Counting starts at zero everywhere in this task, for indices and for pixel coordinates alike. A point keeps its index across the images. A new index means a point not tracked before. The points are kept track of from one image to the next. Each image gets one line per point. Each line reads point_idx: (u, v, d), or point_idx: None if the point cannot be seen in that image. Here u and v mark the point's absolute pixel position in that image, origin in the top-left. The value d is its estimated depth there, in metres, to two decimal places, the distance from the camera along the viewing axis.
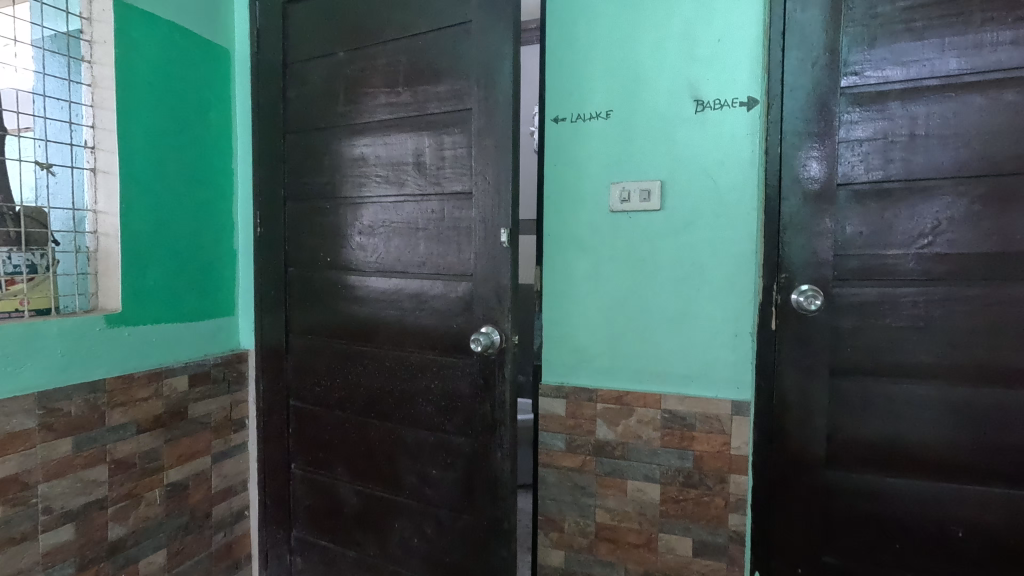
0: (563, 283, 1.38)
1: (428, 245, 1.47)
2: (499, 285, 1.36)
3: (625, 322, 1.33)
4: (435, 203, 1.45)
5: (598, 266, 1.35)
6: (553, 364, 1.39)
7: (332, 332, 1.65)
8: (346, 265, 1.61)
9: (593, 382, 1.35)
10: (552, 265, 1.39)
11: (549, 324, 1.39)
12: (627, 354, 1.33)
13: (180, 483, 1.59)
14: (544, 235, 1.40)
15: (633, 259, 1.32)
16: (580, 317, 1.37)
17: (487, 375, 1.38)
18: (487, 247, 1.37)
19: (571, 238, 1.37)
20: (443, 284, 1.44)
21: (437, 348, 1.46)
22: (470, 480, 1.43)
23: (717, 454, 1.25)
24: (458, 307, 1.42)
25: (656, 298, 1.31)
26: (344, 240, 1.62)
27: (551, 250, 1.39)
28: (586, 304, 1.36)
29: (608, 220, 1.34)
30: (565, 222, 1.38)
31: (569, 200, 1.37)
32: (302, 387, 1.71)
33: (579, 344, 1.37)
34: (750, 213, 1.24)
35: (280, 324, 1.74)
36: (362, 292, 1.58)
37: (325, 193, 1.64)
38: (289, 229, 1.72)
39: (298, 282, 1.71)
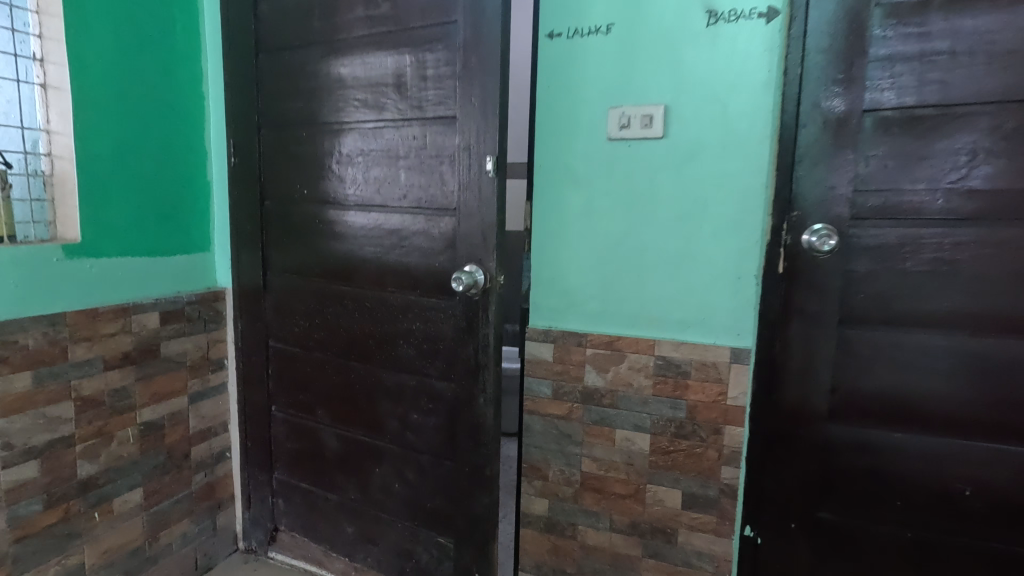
0: (554, 220, 1.27)
1: (410, 176, 1.35)
2: (485, 220, 1.25)
3: (618, 262, 1.23)
4: (417, 129, 1.32)
5: (592, 200, 1.23)
6: (540, 306, 1.29)
7: (310, 270, 1.56)
8: (324, 198, 1.51)
9: (582, 327, 1.26)
10: (541, 200, 1.28)
11: (538, 264, 1.29)
12: (619, 298, 1.23)
13: (155, 423, 1.54)
14: (535, 167, 1.28)
15: (629, 193, 1.20)
16: (570, 257, 1.26)
17: (470, 318, 1.29)
18: (472, 179, 1.25)
19: (563, 170, 1.25)
20: (425, 219, 1.34)
21: (418, 288, 1.36)
22: (452, 425, 1.36)
23: (712, 404, 1.16)
24: (441, 244, 1.32)
25: (654, 236, 1.19)
26: (321, 171, 1.50)
27: (541, 184, 1.27)
28: (577, 243, 1.26)
29: (604, 150, 1.21)
30: (557, 152, 1.25)
31: (562, 128, 1.25)
32: (281, 328, 1.64)
33: (568, 286, 1.27)
34: (762, 142, 1.10)
35: (258, 261, 1.65)
36: (341, 227, 1.48)
37: (301, 120, 1.52)
38: (263, 159, 1.60)
39: (275, 217, 1.61)
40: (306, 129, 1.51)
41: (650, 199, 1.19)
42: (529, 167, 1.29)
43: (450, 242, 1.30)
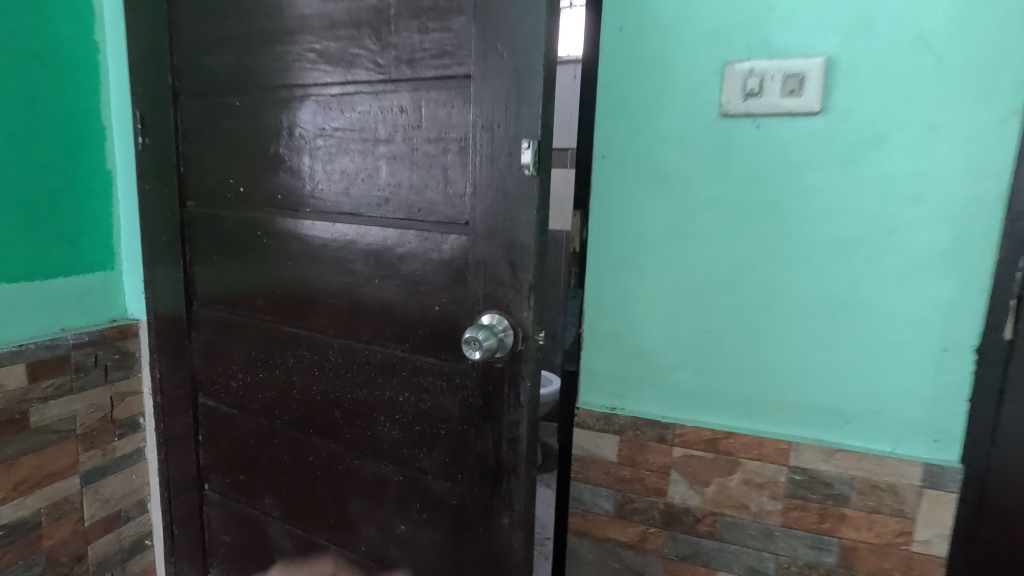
0: (624, 243, 0.80)
1: (395, 171, 0.86)
2: (514, 245, 0.77)
3: (726, 315, 0.76)
4: (408, 97, 0.84)
5: (688, 215, 0.76)
6: (596, 376, 0.84)
7: (251, 302, 1.08)
8: (267, 199, 1.02)
9: (663, 414, 0.80)
10: (600, 211, 0.81)
11: (597, 311, 0.83)
12: (727, 372, 0.77)
13: (24, 523, 1.07)
14: (591, 158, 0.80)
15: (752, 204, 0.73)
16: (647, 305, 0.80)
17: (488, 396, 0.82)
18: (496, 180, 0.77)
19: (637, 165, 0.78)
20: (417, 238, 0.86)
21: (407, 341, 0.89)
22: (457, 549, 0.90)
23: (881, 548, 0.72)
24: (442, 278, 0.84)
25: (793, 274, 0.73)
26: (262, 158, 1.01)
27: (601, 187, 0.80)
28: (657, 282, 0.79)
29: (711, 133, 0.73)
30: (630, 135, 0.78)
31: (639, 96, 0.76)
32: (212, 379, 1.16)
33: (641, 349, 0.81)
34: (1004, 121, 0.63)
35: (179, 285, 1.17)
36: (294, 243, 1.00)
37: (231, 82, 1.02)
38: (184, 140, 1.11)
39: (202, 224, 1.12)
40: (239, 96, 1.02)
41: (790, 213, 0.72)
42: (580, 158, 0.82)
43: (458, 276, 0.83)
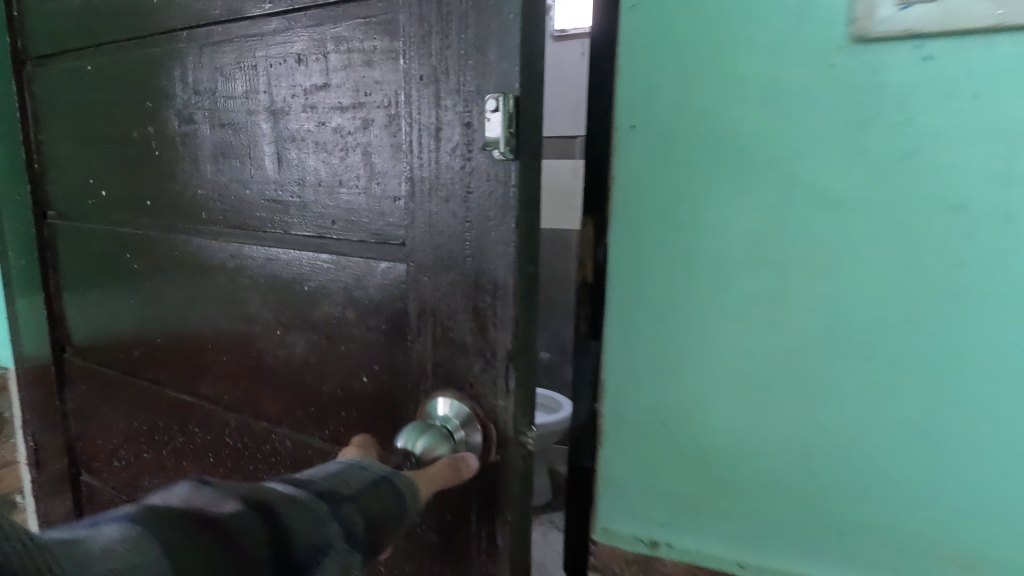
0: (675, 271, 0.52)
1: (294, 160, 0.54)
2: (478, 284, 0.44)
3: (840, 402, 0.49)
4: (304, 38, 0.51)
5: (781, 227, 0.48)
6: (626, 481, 0.58)
7: (126, 355, 0.77)
8: (132, 206, 0.70)
9: (732, 543, 0.54)
10: (633, 235, 0.53)
11: (634, 371, 0.56)
12: (838, 488, 0.50)
13: None
14: (613, 128, 0.53)
15: (894, 210, 0.45)
16: (706, 381, 0.53)
17: (447, 532, 0.50)
18: (445, 170, 0.44)
19: (693, 160, 0.50)
20: (330, 267, 0.53)
21: (327, 428, 0.57)
22: None
23: None
24: (369, 333, 0.52)
25: (959, 342, 0.45)
26: (122, 147, 0.69)
27: (634, 196, 0.53)
28: (725, 345, 0.52)
29: (823, 104, 0.46)
30: (681, 113, 0.50)
31: (697, 47, 0.49)
32: (90, 453, 0.86)
33: (700, 447, 0.54)
34: None
35: (44, 323, 0.86)
36: (169, 273, 0.68)
37: (79, 42, 0.71)
38: (33, 125, 0.80)
39: (62, 243, 0.80)
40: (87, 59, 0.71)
41: (963, 242, 0.43)
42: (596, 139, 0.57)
43: (391, 334, 0.50)
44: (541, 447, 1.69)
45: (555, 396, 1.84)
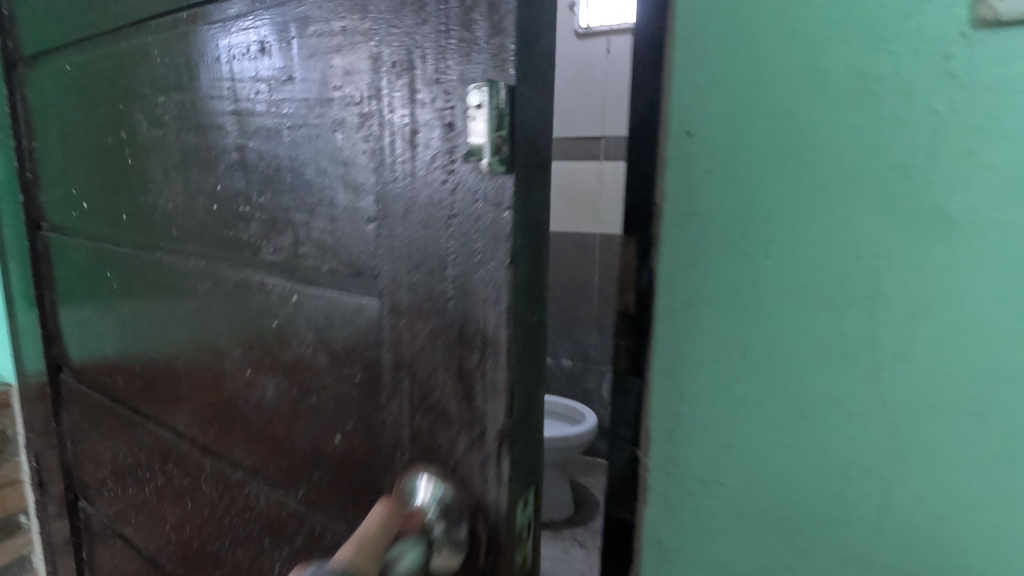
0: (731, 292, 0.47)
1: (260, 170, 0.45)
2: (465, 336, 0.34)
3: (923, 443, 0.43)
4: (266, 21, 0.41)
5: (855, 242, 0.43)
6: (667, 493, 0.53)
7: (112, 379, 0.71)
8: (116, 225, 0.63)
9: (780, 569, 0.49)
10: (680, 236, 0.48)
11: (682, 400, 0.51)
12: (910, 535, 0.45)
13: None
14: (665, 133, 0.48)
15: (990, 227, 0.39)
16: (765, 413, 0.48)
17: None
18: (423, 186, 0.34)
19: (751, 157, 0.45)
20: (299, 300, 0.44)
21: (299, 488, 0.48)
22: None
23: None
24: (340, 383, 0.42)
25: None
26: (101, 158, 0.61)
27: (682, 195, 0.48)
28: (782, 379, 0.47)
29: (919, 102, 0.40)
30: (737, 104, 0.45)
31: (760, 35, 0.44)
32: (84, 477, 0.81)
33: (749, 465, 0.49)
34: None
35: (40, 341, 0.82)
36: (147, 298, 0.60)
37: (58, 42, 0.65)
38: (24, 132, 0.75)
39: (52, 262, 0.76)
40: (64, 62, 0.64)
41: None
42: (639, 159, 0.50)
43: (357, 389, 0.41)
44: None
45: None
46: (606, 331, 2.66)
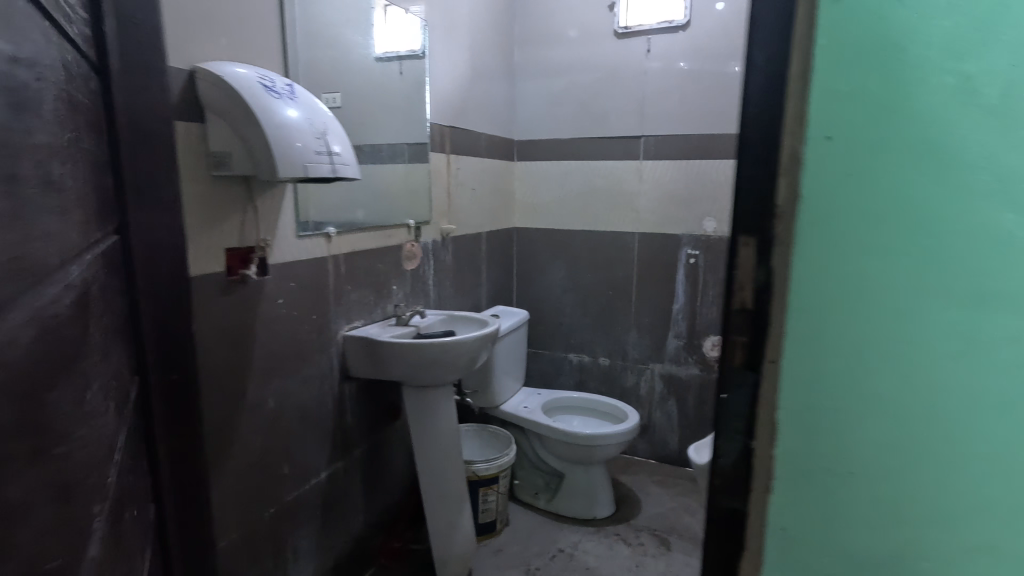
0: (869, 297, 0.48)
1: None
2: None
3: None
4: None
5: (981, 243, 0.46)
6: (794, 497, 0.53)
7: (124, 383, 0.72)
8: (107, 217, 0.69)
9: (908, 549, 0.52)
10: (816, 236, 0.47)
11: (811, 404, 0.51)
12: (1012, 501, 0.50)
13: None
14: (802, 140, 0.47)
15: None
16: (897, 409, 0.49)
17: None
18: None
19: (893, 157, 0.45)
20: None
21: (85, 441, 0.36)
22: None
23: None
24: None
25: None
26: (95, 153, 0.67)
27: (819, 195, 0.47)
28: (913, 377, 0.48)
29: None
30: (879, 103, 0.44)
31: (902, 36, 0.43)
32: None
33: (884, 457, 0.50)
34: None
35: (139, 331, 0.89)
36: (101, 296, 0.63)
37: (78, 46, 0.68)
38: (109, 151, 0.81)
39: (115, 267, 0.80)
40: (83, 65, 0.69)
41: None
42: (763, 167, 0.48)
43: None
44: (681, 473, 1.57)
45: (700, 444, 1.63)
46: (643, 330, 2.67)
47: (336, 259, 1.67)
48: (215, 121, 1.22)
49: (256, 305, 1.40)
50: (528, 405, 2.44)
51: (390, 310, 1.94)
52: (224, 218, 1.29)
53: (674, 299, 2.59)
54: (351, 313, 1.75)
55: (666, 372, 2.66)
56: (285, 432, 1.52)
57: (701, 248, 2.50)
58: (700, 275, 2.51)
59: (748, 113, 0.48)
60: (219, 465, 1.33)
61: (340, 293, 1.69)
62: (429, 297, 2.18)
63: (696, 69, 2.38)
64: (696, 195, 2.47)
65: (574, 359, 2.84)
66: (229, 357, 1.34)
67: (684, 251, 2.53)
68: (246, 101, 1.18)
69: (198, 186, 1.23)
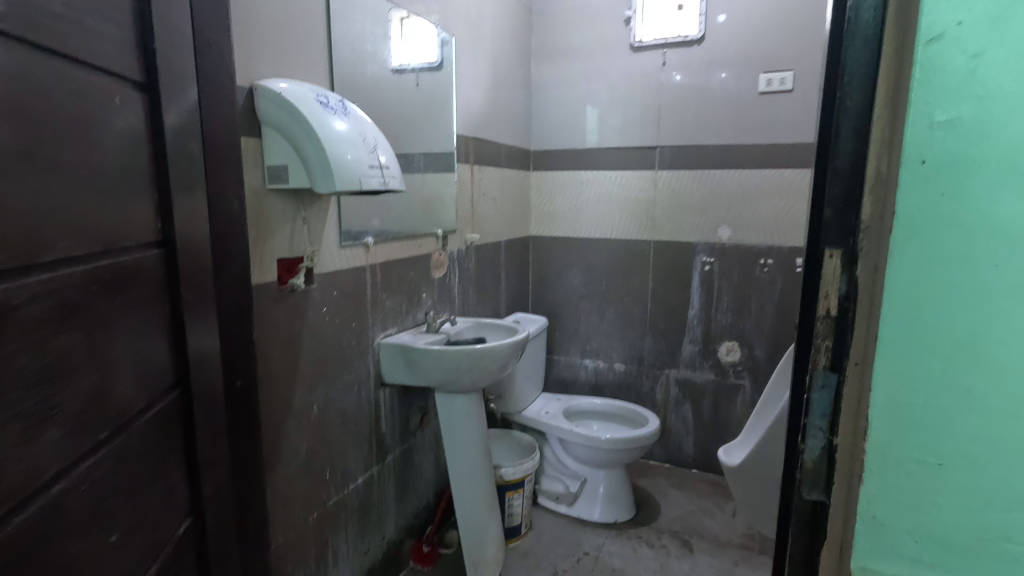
0: (959, 302, 0.53)
1: None
2: None
3: None
4: None
5: None
6: (882, 484, 0.58)
7: (130, 396, 0.69)
8: (117, 233, 0.67)
9: (997, 533, 0.56)
10: (908, 249, 0.53)
11: (900, 400, 0.56)
12: None
13: None
14: (896, 163, 0.52)
15: None
16: (985, 403, 0.54)
17: None
18: None
19: (985, 180, 0.50)
20: None
21: None
22: None
23: None
24: None
25: None
26: (105, 169, 0.65)
27: (911, 212, 0.52)
28: (1000, 374, 0.53)
29: None
30: (972, 132, 0.50)
31: (994, 74, 0.49)
32: (176, 487, 0.81)
33: (971, 450, 0.55)
34: None
35: (214, 341, 0.91)
36: (60, 309, 0.58)
37: (112, 60, 0.66)
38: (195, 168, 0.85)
39: (167, 278, 0.78)
40: (117, 79, 0.68)
41: None
42: (851, 187, 0.56)
43: None
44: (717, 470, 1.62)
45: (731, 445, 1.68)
46: (658, 335, 2.72)
47: (374, 268, 1.72)
48: (273, 134, 1.28)
49: (304, 313, 1.44)
50: (549, 410, 2.48)
51: (420, 318, 1.99)
52: (276, 229, 1.34)
53: (689, 305, 2.64)
54: (386, 321, 1.80)
55: (681, 378, 2.71)
56: (328, 436, 1.56)
57: (716, 255, 2.55)
58: (715, 282, 2.57)
59: (837, 142, 0.56)
60: (272, 468, 1.36)
61: (377, 301, 1.74)
62: (455, 304, 2.22)
63: (709, 82, 2.45)
64: (711, 203, 2.53)
65: (590, 365, 2.89)
66: (281, 363, 1.38)
67: (699, 259, 2.58)
68: (304, 115, 1.23)
69: (255, 198, 1.27)
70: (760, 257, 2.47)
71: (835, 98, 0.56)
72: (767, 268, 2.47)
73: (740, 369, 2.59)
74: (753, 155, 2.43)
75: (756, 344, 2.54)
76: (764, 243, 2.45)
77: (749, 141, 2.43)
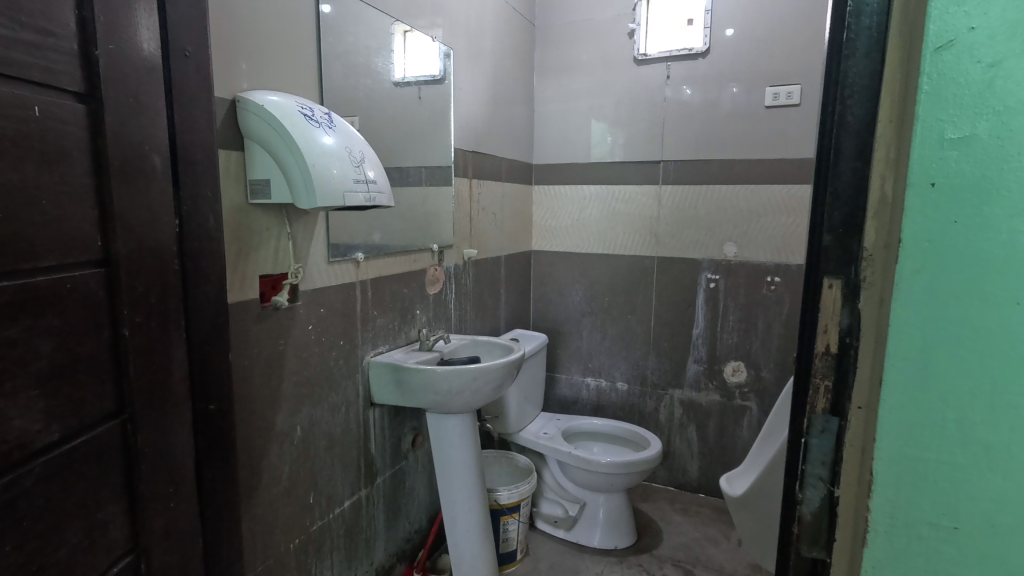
0: (975, 346, 0.46)
1: None
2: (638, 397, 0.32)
3: None
4: None
5: None
6: (890, 548, 0.51)
7: (28, 427, 0.67)
8: (19, 249, 0.65)
9: None
10: (915, 285, 0.47)
11: (907, 454, 0.49)
12: None
13: None
14: (902, 186, 0.47)
15: None
16: (1005, 462, 0.47)
17: None
18: None
19: (1006, 208, 0.44)
20: None
21: None
22: None
23: None
24: None
25: None
26: (9, 187, 0.63)
27: (919, 242, 0.46)
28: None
29: None
30: (990, 154, 0.44)
31: (1015, 86, 0.43)
32: (108, 521, 0.78)
33: (994, 514, 0.48)
34: None
35: (179, 364, 0.87)
36: None
37: (30, 68, 0.65)
38: (157, 183, 0.81)
39: (107, 302, 0.76)
40: (35, 87, 0.66)
41: None
42: (851, 213, 0.50)
43: None
44: (725, 495, 1.53)
45: (735, 475, 1.59)
46: (662, 354, 2.64)
47: (364, 284, 1.67)
48: (257, 148, 1.24)
49: (288, 331, 1.39)
50: (547, 431, 2.40)
51: (414, 335, 1.93)
52: (260, 245, 1.30)
53: (693, 323, 2.56)
54: (377, 339, 1.75)
55: (685, 398, 2.63)
56: (312, 460, 1.50)
57: (721, 272, 2.48)
58: (720, 300, 2.50)
59: (833, 162, 0.51)
60: (251, 493, 1.31)
61: (367, 318, 1.69)
62: (452, 322, 2.16)
63: (715, 96, 2.40)
64: (716, 219, 2.47)
65: (592, 384, 2.82)
66: (262, 384, 1.33)
67: (703, 276, 2.52)
68: (289, 129, 1.19)
69: (237, 213, 1.23)
70: (766, 275, 2.40)
71: (834, 112, 0.50)
72: (774, 287, 2.39)
73: (745, 390, 2.51)
74: (760, 171, 2.36)
75: (762, 365, 2.46)
76: (771, 260, 2.38)
77: (755, 156, 2.37)
